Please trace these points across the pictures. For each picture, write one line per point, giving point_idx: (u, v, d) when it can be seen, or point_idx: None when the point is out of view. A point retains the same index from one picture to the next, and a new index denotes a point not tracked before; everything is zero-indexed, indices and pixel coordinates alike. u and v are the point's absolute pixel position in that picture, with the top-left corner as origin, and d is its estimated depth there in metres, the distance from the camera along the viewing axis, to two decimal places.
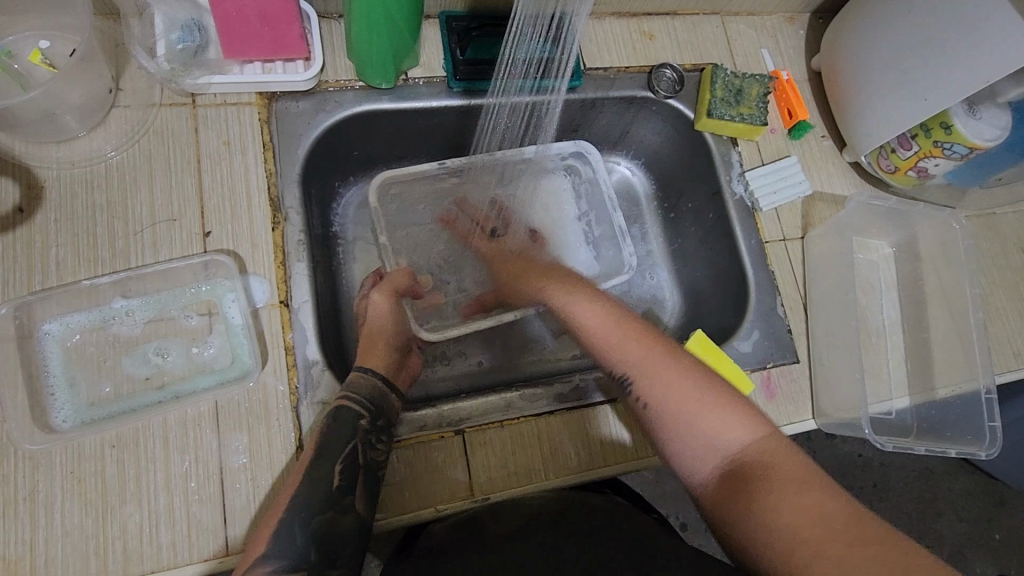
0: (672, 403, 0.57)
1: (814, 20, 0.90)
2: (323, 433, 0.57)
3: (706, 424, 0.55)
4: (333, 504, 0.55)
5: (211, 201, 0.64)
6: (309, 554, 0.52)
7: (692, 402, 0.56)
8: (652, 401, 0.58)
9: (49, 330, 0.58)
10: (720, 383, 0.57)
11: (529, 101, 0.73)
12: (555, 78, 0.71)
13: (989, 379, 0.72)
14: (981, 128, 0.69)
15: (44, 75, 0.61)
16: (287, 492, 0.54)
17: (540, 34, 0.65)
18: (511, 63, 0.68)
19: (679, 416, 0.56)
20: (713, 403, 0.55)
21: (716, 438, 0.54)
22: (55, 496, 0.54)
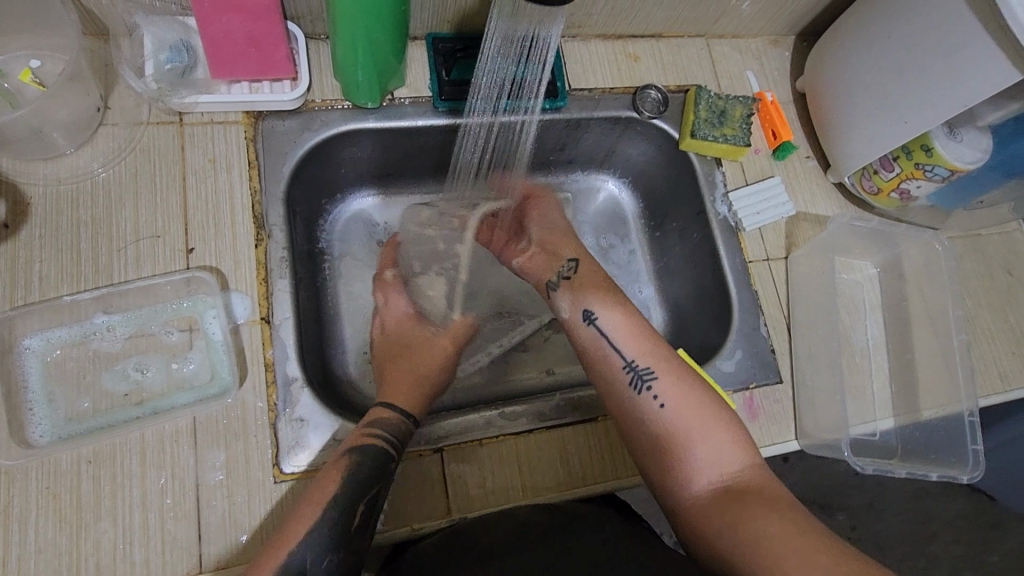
0: (689, 406, 0.60)
1: (799, 43, 0.91)
2: (349, 480, 0.56)
3: (711, 429, 0.58)
4: (346, 542, 0.54)
5: (195, 218, 0.64)
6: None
7: (693, 419, 0.59)
8: (673, 401, 0.60)
9: (30, 345, 0.58)
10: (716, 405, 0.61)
11: (502, 122, 0.73)
12: (529, 98, 0.72)
13: (973, 401, 0.72)
14: (961, 150, 0.69)
15: (34, 93, 0.62)
16: (301, 525, 0.53)
17: (516, 55, 0.65)
18: (487, 84, 0.69)
19: (694, 420, 0.59)
20: (720, 414, 0.60)
21: (719, 445, 0.57)
22: (30, 511, 0.54)
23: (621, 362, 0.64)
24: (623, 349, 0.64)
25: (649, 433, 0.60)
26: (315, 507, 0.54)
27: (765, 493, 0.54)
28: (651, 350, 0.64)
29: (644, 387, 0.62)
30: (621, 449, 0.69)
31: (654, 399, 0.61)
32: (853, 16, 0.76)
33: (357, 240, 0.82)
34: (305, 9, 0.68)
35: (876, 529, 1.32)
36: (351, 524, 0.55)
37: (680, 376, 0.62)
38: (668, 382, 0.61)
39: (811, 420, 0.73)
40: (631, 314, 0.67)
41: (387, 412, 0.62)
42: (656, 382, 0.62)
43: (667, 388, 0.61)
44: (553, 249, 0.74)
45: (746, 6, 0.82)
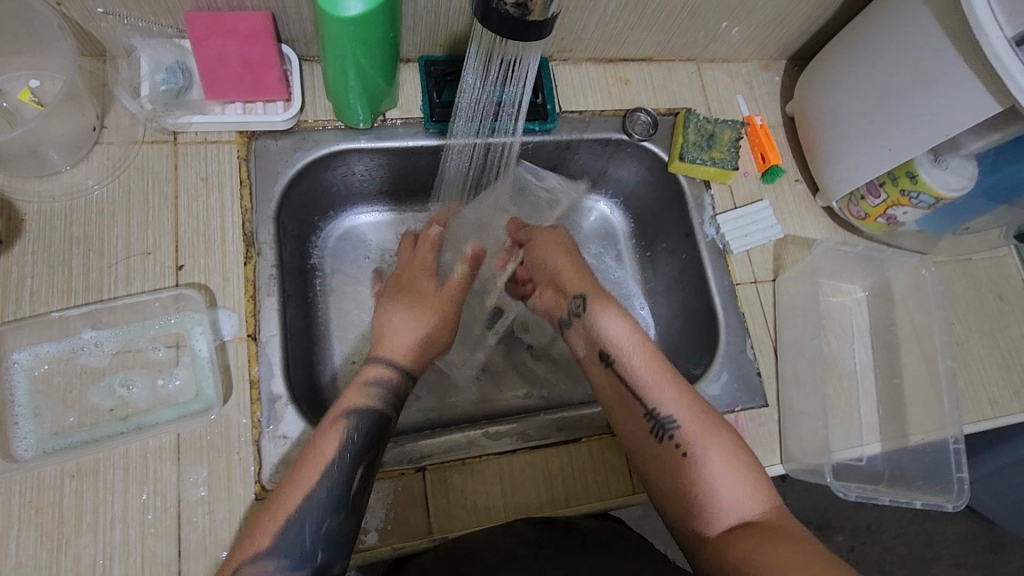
0: (712, 451, 0.57)
1: (790, 67, 0.92)
2: (345, 444, 0.56)
3: (731, 473, 0.56)
4: (348, 509, 0.54)
5: (186, 236, 0.65)
6: (315, 556, 0.52)
7: (713, 463, 0.56)
8: (696, 449, 0.58)
9: (19, 360, 0.59)
10: (743, 449, 0.58)
11: (483, 143, 0.74)
12: (509, 120, 0.72)
13: (958, 429, 0.72)
14: (946, 177, 0.70)
15: (32, 112, 0.63)
16: (299, 487, 0.53)
17: (497, 76, 0.67)
18: (468, 106, 0.70)
19: (714, 465, 0.56)
20: (742, 458, 0.57)
21: (739, 488, 0.55)
22: (12, 525, 0.54)
23: (640, 411, 0.62)
24: (645, 397, 0.62)
25: (670, 481, 0.58)
26: (315, 469, 0.54)
27: (785, 533, 0.50)
28: (675, 396, 0.61)
29: (667, 434, 0.60)
30: (605, 470, 0.69)
31: (675, 447, 0.59)
32: (841, 43, 0.77)
33: (351, 257, 0.82)
34: (299, 32, 0.70)
35: (875, 551, 1.31)
36: (353, 484, 0.55)
37: (705, 420, 0.59)
38: (692, 428, 0.59)
39: (797, 444, 0.73)
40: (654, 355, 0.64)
41: (379, 366, 0.63)
42: (678, 430, 0.59)
43: (690, 436, 0.59)
44: (564, 286, 0.72)
45: (736, 31, 0.83)
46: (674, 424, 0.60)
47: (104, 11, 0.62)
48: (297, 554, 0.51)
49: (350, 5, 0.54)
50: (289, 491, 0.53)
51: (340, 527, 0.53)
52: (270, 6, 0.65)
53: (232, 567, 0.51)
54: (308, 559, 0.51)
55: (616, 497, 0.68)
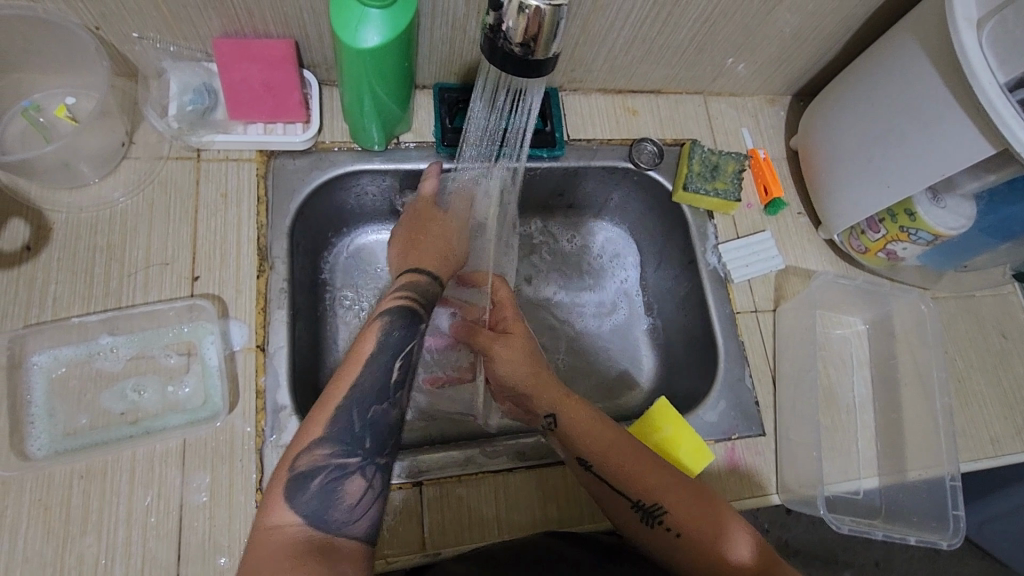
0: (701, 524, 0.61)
1: (795, 102, 0.94)
2: (384, 340, 0.61)
3: (722, 535, 0.60)
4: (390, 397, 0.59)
5: (203, 249, 0.68)
6: (364, 442, 0.56)
7: (705, 530, 0.61)
8: (687, 526, 0.61)
9: (38, 361, 0.62)
10: (721, 504, 0.63)
11: (491, 169, 0.76)
12: (512, 148, 0.74)
13: (955, 466, 0.72)
14: (944, 216, 0.71)
15: (66, 127, 0.67)
16: (348, 379, 0.58)
17: (504, 105, 0.70)
18: (474, 134, 0.73)
19: (707, 533, 0.61)
20: (721, 514, 0.62)
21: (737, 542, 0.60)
22: (21, 521, 0.56)
23: (627, 501, 0.63)
24: (628, 491, 0.63)
25: (670, 561, 0.62)
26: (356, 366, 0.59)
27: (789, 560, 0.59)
28: (655, 486, 0.63)
29: (655, 521, 0.62)
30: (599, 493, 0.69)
31: (668, 530, 0.61)
32: (844, 80, 0.79)
33: (357, 275, 0.84)
34: (320, 58, 0.73)
35: None
36: (391, 380, 0.59)
37: (684, 493, 0.63)
38: (679, 511, 0.62)
39: (792, 474, 0.73)
40: (626, 452, 0.65)
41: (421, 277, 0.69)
42: (667, 514, 0.62)
43: (679, 519, 0.61)
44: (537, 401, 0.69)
45: (741, 67, 0.86)
46: (658, 510, 0.62)
47: (139, 35, 0.66)
48: (349, 438, 0.55)
49: (367, 38, 0.57)
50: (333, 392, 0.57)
51: (384, 416, 0.58)
52: (293, 34, 0.68)
53: (292, 456, 0.54)
54: (359, 445, 0.55)
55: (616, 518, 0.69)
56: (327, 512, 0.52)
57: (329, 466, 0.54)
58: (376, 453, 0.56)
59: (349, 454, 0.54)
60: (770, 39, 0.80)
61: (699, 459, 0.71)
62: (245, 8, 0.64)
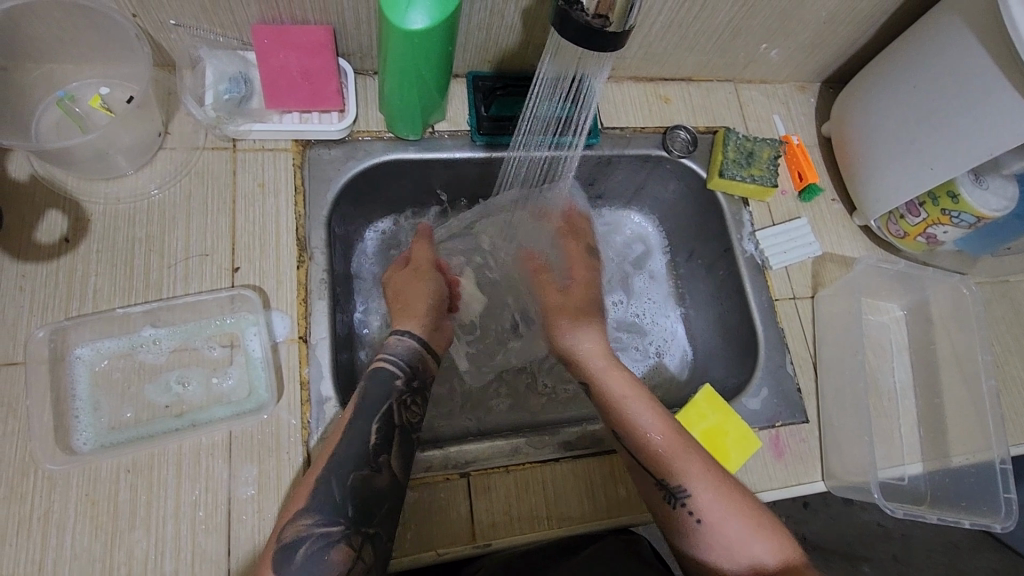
0: (723, 520, 0.59)
1: (825, 89, 0.93)
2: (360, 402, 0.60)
3: (742, 528, 0.59)
4: (371, 466, 0.56)
5: (242, 239, 0.67)
6: (346, 510, 0.54)
7: (726, 521, 0.59)
8: (710, 515, 0.60)
9: (80, 354, 0.61)
10: (746, 500, 0.61)
11: (547, 156, 0.77)
12: (572, 135, 0.75)
13: (1004, 449, 0.71)
14: (987, 197, 0.71)
15: (101, 118, 0.66)
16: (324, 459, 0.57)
17: (559, 93, 0.69)
18: (532, 121, 0.73)
19: (727, 524, 0.59)
20: (743, 505, 0.60)
21: (761, 550, 0.58)
22: (68, 517, 0.55)
23: (652, 480, 0.62)
24: (653, 468, 0.62)
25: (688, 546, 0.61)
26: (328, 450, 0.57)
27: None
28: (679, 465, 0.62)
29: (679, 503, 0.61)
30: None
31: (691, 516, 0.60)
32: (881, 63, 0.79)
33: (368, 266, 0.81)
34: (356, 46, 0.72)
35: None
36: (369, 444, 0.57)
37: (703, 477, 0.61)
38: (701, 496, 0.60)
39: (838, 460, 0.72)
40: (671, 431, 0.64)
41: (393, 337, 0.66)
42: (691, 498, 0.60)
43: (701, 503, 0.60)
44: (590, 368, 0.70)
45: (774, 53, 0.85)
46: (685, 491, 0.61)
47: (176, 23, 0.65)
48: (329, 511, 0.53)
49: (415, 19, 0.56)
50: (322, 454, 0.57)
51: (364, 483, 0.55)
52: (331, 21, 0.67)
53: (281, 527, 0.53)
54: (339, 514, 0.54)
55: (625, 516, 0.67)
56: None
57: (313, 536, 0.52)
58: (358, 522, 0.54)
59: (348, 529, 0.53)
60: (806, 23, 0.80)
61: (747, 446, 0.71)
62: None
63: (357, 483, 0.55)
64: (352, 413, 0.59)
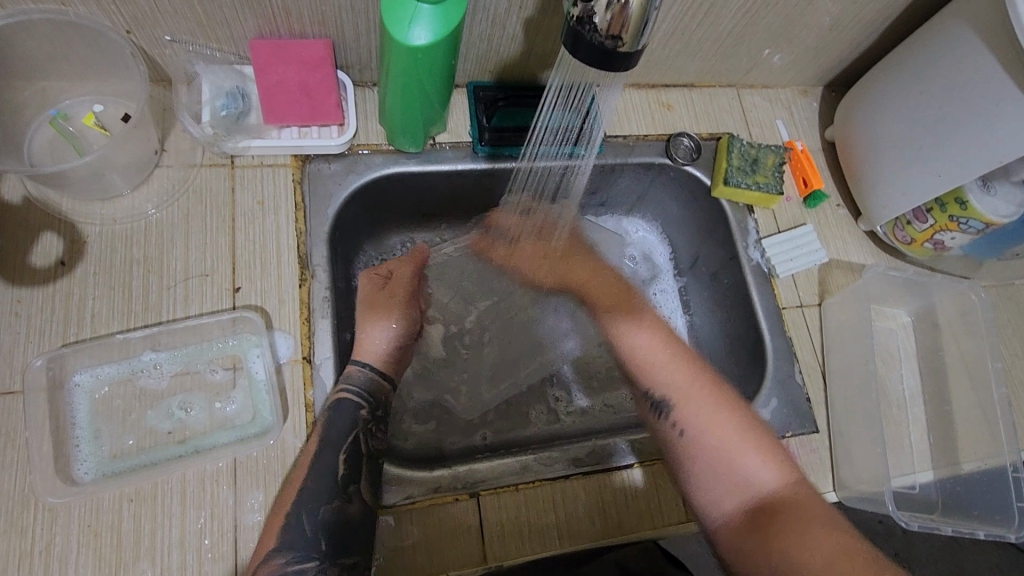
0: (709, 436, 0.64)
1: (828, 93, 0.92)
2: (324, 435, 0.59)
3: (736, 454, 0.63)
4: (340, 497, 0.57)
5: (243, 258, 0.66)
6: (321, 544, 0.55)
7: (715, 444, 0.64)
8: (691, 433, 0.65)
9: (79, 381, 0.59)
10: (745, 423, 0.65)
11: (560, 168, 0.76)
12: (585, 146, 0.74)
13: (1016, 456, 0.71)
14: (996, 204, 0.70)
15: (96, 137, 0.65)
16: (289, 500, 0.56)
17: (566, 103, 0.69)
18: (544, 131, 0.73)
19: (724, 449, 0.63)
20: (741, 429, 0.64)
21: (746, 467, 0.62)
22: (71, 550, 0.54)
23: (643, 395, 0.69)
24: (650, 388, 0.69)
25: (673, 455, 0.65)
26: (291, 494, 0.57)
27: (806, 520, 0.59)
28: (673, 382, 0.68)
29: (664, 414, 0.67)
30: (660, 497, 0.68)
31: (675, 430, 0.66)
32: (886, 69, 0.78)
33: None
34: (355, 58, 0.71)
35: None
36: (338, 478, 0.58)
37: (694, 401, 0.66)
38: (687, 416, 0.66)
39: (850, 471, 0.72)
40: (668, 355, 0.70)
41: (352, 367, 0.64)
42: (675, 410, 0.67)
43: (682, 418, 0.66)
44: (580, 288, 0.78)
45: (777, 58, 0.84)
46: (671, 405, 0.67)
47: (171, 39, 0.64)
48: (303, 543, 0.54)
49: (418, 35, 0.55)
50: (291, 486, 0.57)
51: (337, 514, 0.56)
52: (329, 34, 0.66)
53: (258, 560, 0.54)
54: (314, 549, 0.55)
55: (638, 531, 0.66)
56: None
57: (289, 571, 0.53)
58: (334, 555, 0.55)
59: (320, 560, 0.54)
60: (810, 29, 0.79)
61: None
62: (283, 7, 0.61)
63: (331, 515, 0.56)
64: (317, 446, 0.59)
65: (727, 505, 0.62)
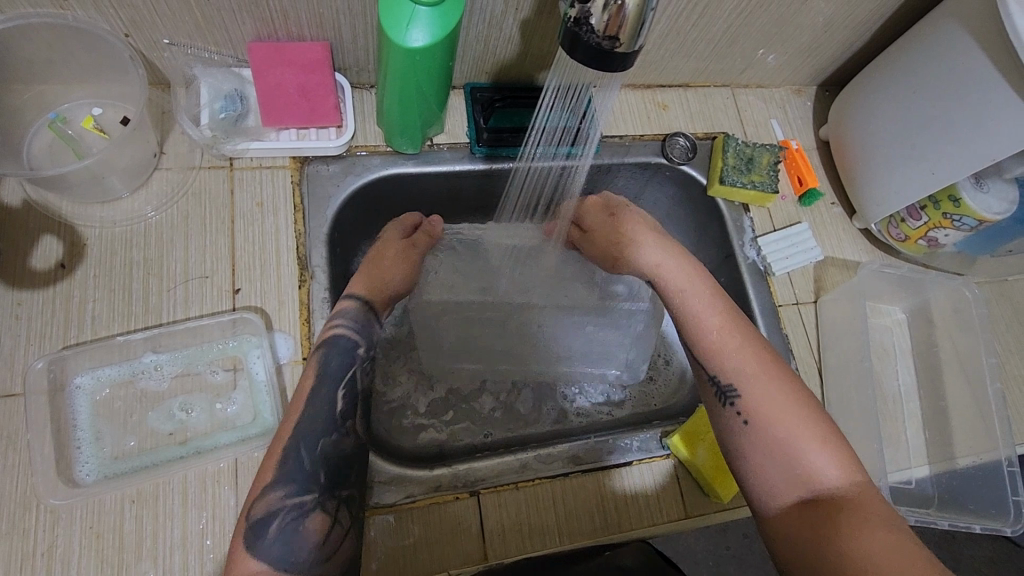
0: (777, 429, 0.57)
1: (821, 93, 0.93)
2: (320, 371, 0.60)
3: (807, 445, 0.56)
4: (335, 432, 0.58)
5: (241, 260, 0.66)
6: (319, 478, 0.55)
7: (786, 430, 0.57)
8: (758, 417, 0.58)
9: (80, 384, 0.59)
10: (817, 416, 0.58)
11: (557, 168, 0.76)
12: (583, 146, 0.74)
13: (1011, 449, 0.72)
14: (989, 201, 0.71)
15: (95, 140, 0.65)
16: (283, 439, 0.56)
17: (563, 104, 0.69)
18: (541, 131, 0.73)
19: (792, 435, 0.56)
20: (813, 417, 0.57)
21: (818, 466, 0.55)
22: (73, 551, 0.54)
23: (705, 375, 0.62)
24: (710, 365, 0.62)
25: (735, 447, 0.58)
26: (288, 431, 0.57)
27: (878, 524, 0.50)
28: (735, 362, 0.61)
29: (728, 401, 0.60)
30: (660, 494, 0.68)
31: (737, 415, 0.59)
32: (879, 68, 0.79)
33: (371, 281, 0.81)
34: (352, 61, 0.71)
35: None
36: (336, 412, 0.59)
37: (764, 379, 0.60)
38: (755, 398, 0.59)
39: None
40: (737, 343, 0.62)
41: (347, 302, 0.65)
42: (741, 398, 0.59)
43: (751, 403, 0.59)
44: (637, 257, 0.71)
45: (771, 58, 0.85)
46: (737, 392, 0.59)
47: (169, 42, 0.64)
48: (300, 479, 0.55)
49: (416, 36, 0.55)
50: (287, 420, 0.58)
51: (334, 448, 0.57)
52: (327, 37, 0.67)
53: (249, 503, 0.53)
54: (313, 483, 0.55)
55: (638, 528, 0.66)
56: (292, 551, 0.51)
57: (284, 509, 0.53)
58: (331, 489, 0.55)
59: (312, 493, 0.54)
60: (803, 29, 0.80)
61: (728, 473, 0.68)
62: (281, 10, 0.62)
63: (327, 449, 0.57)
64: (315, 380, 0.60)
65: (790, 504, 0.54)
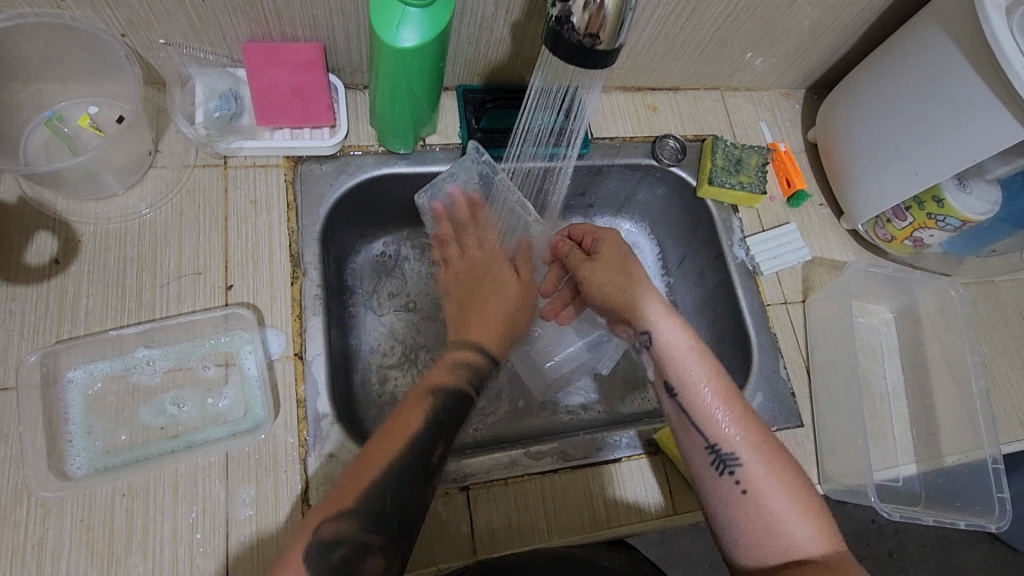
0: (774, 501, 0.54)
1: (810, 96, 0.95)
2: (428, 417, 0.57)
3: (797, 515, 0.53)
4: (424, 480, 0.55)
5: (234, 257, 0.67)
6: (388, 526, 0.52)
7: (778, 502, 0.54)
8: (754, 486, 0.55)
9: (73, 378, 0.60)
10: (804, 487, 0.55)
11: (541, 168, 0.77)
12: (567, 146, 0.76)
13: (995, 448, 0.72)
14: (971, 202, 0.72)
15: (90, 137, 0.66)
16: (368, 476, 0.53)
17: (550, 104, 0.70)
18: (528, 131, 0.74)
19: (782, 505, 0.53)
20: (802, 488, 0.55)
21: (804, 537, 0.52)
22: (63, 544, 0.54)
23: (702, 441, 0.58)
24: (706, 430, 0.58)
25: (725, 515, 0.55)
26: (377, 467, 0.53)
27: None
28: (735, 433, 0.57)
29: (726, 470, 0.56)
30: (648, 489, 0.69)
31: (736, 484, 0.55)
32: (863, 71, 0.80)
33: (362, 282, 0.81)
34: (346, 61, 0.72)
35: None
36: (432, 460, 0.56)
37: (759, 449, 0.56)
38: (750, 467, 0.55)
39: (835, 466, 0.73)
40: (737, 409, 0.58)
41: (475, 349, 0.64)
42: (740, 468, 0.56)
43: (750, 475, 0.55)
44: (625, 309, 0.64)
45: (759, 61, 0.86)
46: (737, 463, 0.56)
47: (165, 41, 0.65)
48: (380, 520, 0.52)
49: (407, 37, 0.56)
50: (379, 453, 0.54)
51: (420, 498, 0.54)
52: (320, 37, 0.68)
53: (319, 518, 0.51)
54: (383, 529, 0.52)
55: (628, 525, 0.67)
56: None
57: (353, 540, 0.51)
58: (399, 537, 0.53)
59: (373, 532, 0.52)
60: (789, 33, 0.81)
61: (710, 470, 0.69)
62: (275, 11, 0.63)
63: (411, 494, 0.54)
64: (415, 422, 0.56)
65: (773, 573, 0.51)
